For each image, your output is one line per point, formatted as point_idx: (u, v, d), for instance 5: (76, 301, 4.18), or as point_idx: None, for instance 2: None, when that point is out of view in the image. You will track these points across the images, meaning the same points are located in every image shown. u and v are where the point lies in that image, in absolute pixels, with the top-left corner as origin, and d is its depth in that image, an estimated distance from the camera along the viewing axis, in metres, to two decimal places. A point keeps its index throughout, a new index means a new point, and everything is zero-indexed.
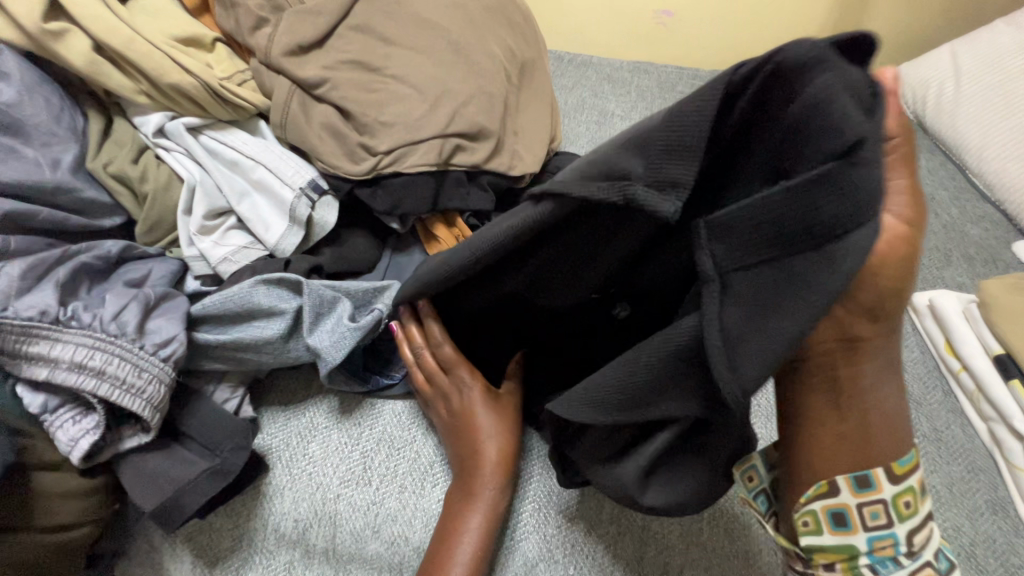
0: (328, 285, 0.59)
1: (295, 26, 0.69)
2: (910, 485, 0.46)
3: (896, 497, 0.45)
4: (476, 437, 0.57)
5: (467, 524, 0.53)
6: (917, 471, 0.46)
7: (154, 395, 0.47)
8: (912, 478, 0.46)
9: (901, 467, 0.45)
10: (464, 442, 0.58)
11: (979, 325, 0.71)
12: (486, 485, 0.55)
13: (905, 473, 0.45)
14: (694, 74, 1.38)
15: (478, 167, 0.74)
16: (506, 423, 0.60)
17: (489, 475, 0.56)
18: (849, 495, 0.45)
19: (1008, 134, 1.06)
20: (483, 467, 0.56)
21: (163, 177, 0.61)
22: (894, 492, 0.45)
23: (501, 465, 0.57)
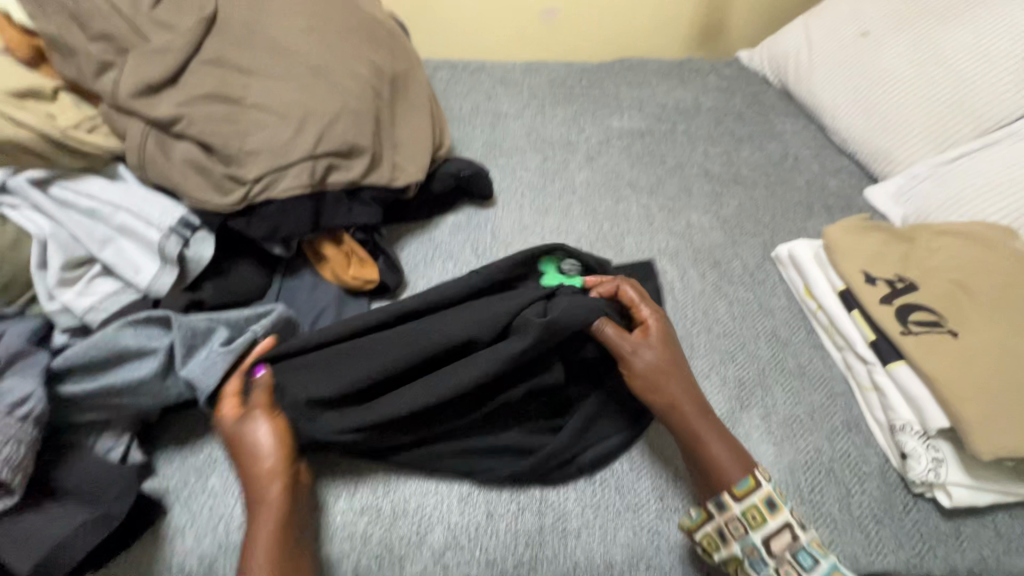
0: (204, 318, 0.61)
1: (141, 67, 0.69)
2: (753, 501, 0.55)
3: (747, 510, 0.55)
4: (245, 454, 0.55)
5: (263, 531, 0.52)
6: (759, 489, 0.56)
7: (14, 454, 0.47)
8: (754, 495, 0.55)
9: (740, 489, 0.56)
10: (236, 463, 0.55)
11: (826, 267, 0.79)
12: (269, 497, 0.53)
13: (745, 494, 0.55)
14: (581, 68, 1.45)
15: (356, 183, 0.77)
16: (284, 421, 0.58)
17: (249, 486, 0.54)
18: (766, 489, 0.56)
19: (853, 92, 1.17)
20: (253, 483, 0.53)
21: (10, 234, 0.59)
22: (741, 512, 0.55)
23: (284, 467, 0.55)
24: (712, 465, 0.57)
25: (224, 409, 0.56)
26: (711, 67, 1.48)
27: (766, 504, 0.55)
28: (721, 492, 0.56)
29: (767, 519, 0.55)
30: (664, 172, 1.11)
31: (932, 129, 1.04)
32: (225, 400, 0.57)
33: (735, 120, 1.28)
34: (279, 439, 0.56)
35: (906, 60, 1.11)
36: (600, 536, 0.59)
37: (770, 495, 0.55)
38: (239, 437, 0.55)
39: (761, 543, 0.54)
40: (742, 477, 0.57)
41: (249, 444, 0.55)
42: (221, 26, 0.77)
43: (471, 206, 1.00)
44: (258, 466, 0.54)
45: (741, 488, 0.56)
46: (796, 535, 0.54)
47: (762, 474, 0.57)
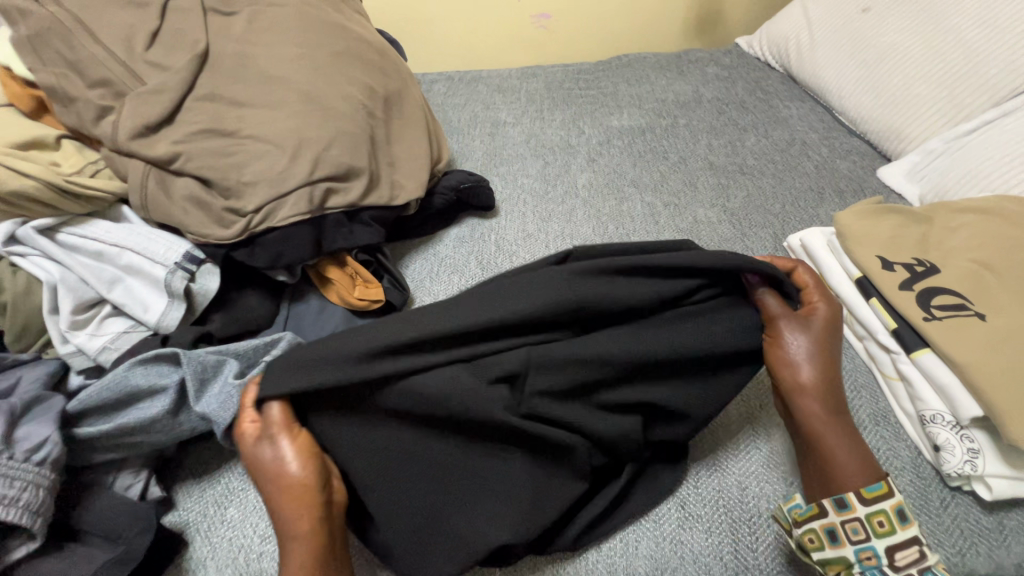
0: (212, 352, 0.62)
1: (138, 108, 0.70)
2: (884, 507, 0.51)
3: (875, 515, 0.51)
4: (271, 481, 0.51)
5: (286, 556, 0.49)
6: (892, 496, 0.52)
7: (32, 500, 0.47)
8: (885, 501, 0.52)
9: (870, 492, 0.52)
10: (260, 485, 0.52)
11: (840, 254, 0.76)
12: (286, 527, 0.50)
13: (875, 497, 0.52)
14: (578, 69, 1.44)
15: (356, 205, 0.77)
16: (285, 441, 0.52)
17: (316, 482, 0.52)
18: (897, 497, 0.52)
19: (857, 70, 1.13)
20: (274, 500, 0.51)
21: (22, 282, 0.62)
22: (869, 514, 0.52)
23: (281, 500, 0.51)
24: (841, 468, 0.54)
25: (245, 420, 0.53)
26: (710, 57, 1.45)
27: (896, 514, 0.51)
28: (845, 491, 0.53)
29: (896, 530, 0.51)
30: (667, 168, 1.09)
31: (944, 102, 0.98)
32: (247, 424, 0.53)
33: (738, 109, 1.25)
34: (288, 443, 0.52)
35: (912, 33, 1.06)
36: (622, 549, 0.57)
37: (901, 505, 0.52)
38: (273, 453, 0.52)
39: (883, 552, 0.51)
40: (871, 482, 0.53)
41: (274, 465, 0.51)
42: (214, 62, 0.78)
43: (474, 217, 0.99)
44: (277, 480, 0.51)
45: (871, 491, 0.52)
46: (920, 552, 0.50)
47: (894, 481, 0.53)
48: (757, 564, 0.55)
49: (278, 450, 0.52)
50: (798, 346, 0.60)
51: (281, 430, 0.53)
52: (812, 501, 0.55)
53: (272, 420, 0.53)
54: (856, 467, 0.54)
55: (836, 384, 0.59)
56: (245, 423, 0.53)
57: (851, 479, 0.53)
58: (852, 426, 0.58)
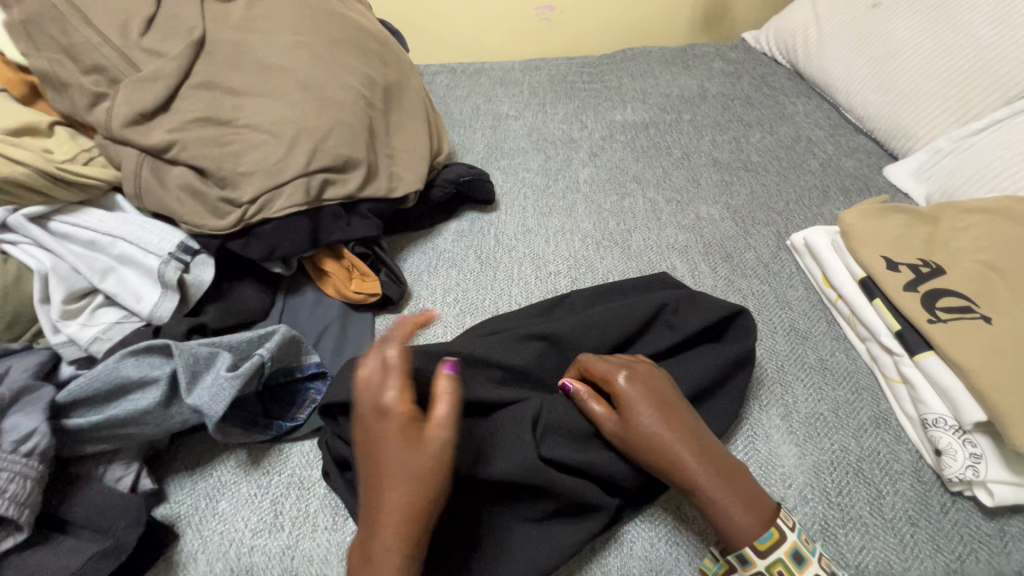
0: (205, 344, 0.61)
1: (132, 95, 0.69)
2: (779, 556, 0.48)
3: (774, 565, 0.48)
4: (405, 479, 0.42)
5: None
6: (784, 541, 0.48)
7: (19, 491, 0.47)
8: (779, 550, 0.48)
9: (762, 543, 0.48)
10: (371, 475, 0.43)
11: (844, 253, 0.75)
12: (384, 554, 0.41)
13: (769, 548, 0.48)
14: (582, 62, 1.42)
15: (353, 197, 0.76)
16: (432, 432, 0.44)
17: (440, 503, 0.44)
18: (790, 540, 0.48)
19: (865, 66, 1.11)
20: (387, 500, 0.42)
21: (12, 271, 0.61)
22: (767, 567, 0.48)
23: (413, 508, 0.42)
24: (730, 523, 0.49)
25: (388, 397, 0.44)
26: (716, 52, 1.43)
27: (792, 558, 0.48)
28: (743, 547, 0.48)
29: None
30: (670, 163, 1.07)
31: (954, 99, 0.96)
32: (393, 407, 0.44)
33: (743, 105, 1.23)
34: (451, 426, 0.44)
35: (922, 29, 1.04)
36: (615, 551, 0.56)
37: (795, 547, 0.48)
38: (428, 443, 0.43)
39: None
40: (763, 530, 0.48)
41: (414, 462, 0.43)
42: (210, 50, 0.77)
43: (473, 211, 0.98)
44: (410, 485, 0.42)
45: (763, 541, 0.48)
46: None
47: (786, 520, 0.49)
48: None
49: (444, 433, 0.44)
50: (646, 420, 0.53)
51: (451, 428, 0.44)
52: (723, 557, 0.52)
53: (389, 405, 0.44)
54: (744, 520, 0.48)
55: (701, 445, 0.52)
56: (391, 389, 0.44)
57: (737, 539, 0.48)
58: (722, 467, 0.51)
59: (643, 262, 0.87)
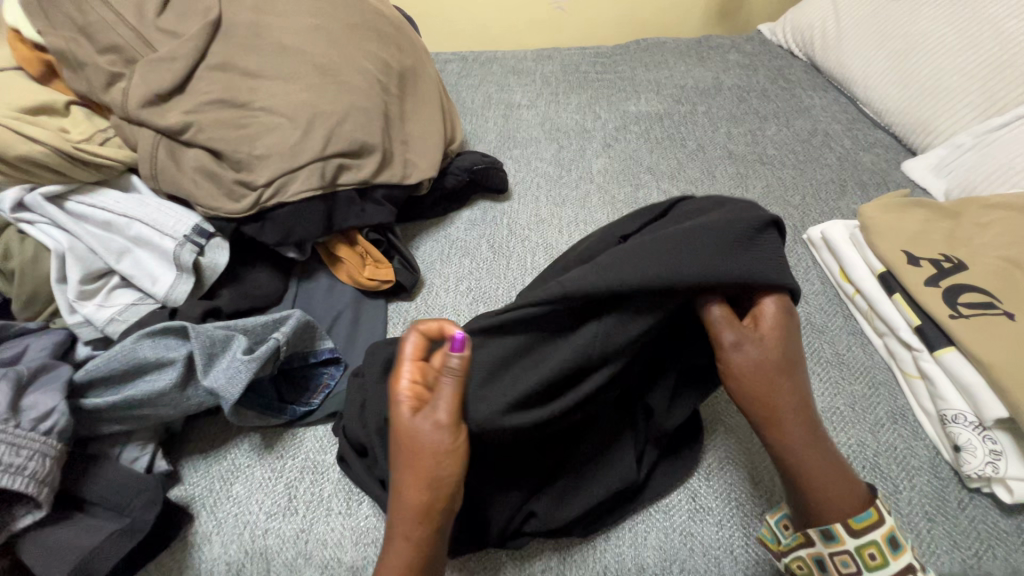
0: (222, 327, 0.61)
1: (148, 76, 0.69)
2: (873, 537, 0.47)
3: (865, 547, 0.47)
4: (417, 469, 0.47)
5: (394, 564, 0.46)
6: (881, 524, 0.47)
7: (38, 469, 0.47)
8: (875, 531, 0.47)
9: (858, 522, 0.47)
10: (402, 470, 0.47)
11: (863, 248, 0.74)
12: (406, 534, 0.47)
13: (864, 528, 0.47)
14: (595, 53, 1.41)
15: (368, 182, 0.75)
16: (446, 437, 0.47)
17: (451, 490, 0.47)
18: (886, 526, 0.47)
19: (885, 59, 1.09)
20: (409, 495, 0.47)
21: (29, 250, 0.61)
22: (856, 546, 0.47)
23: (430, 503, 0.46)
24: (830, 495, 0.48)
25: (401, 385, 0.48)
26: (732, 44, 1.42)
27: (887, 543, 0.47)
28: (832, 523, 0.48)
29: (891, 560, 0.47)
30: (685, 155, 1.06)
31: (976, 93, 0.95)
32: (403, 394, 0.48)
33: (759, 98, 1.21)
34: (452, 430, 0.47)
35: (945, 22, 1.02)
36: (629, 539, 0.56)
37: (892, 531, 0.47)
38: (430, 434, 0.47)
39: None
40: (859, 511, 0.48)
41: (426, 450, 0.47)
42: (226, 31, 0.76)
43: (486, 200, 0.97)
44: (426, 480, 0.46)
45: (860, 521, 0.47)
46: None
47: (882, 506, 0.49)
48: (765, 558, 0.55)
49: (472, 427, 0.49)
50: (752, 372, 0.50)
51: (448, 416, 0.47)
52: (795, 528, 0.51)
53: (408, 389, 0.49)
54: (842, 494, 0.48)
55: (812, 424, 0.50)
56: (404, 379, 0.49)
57: (827, 516, 0.48)
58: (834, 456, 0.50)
59: None
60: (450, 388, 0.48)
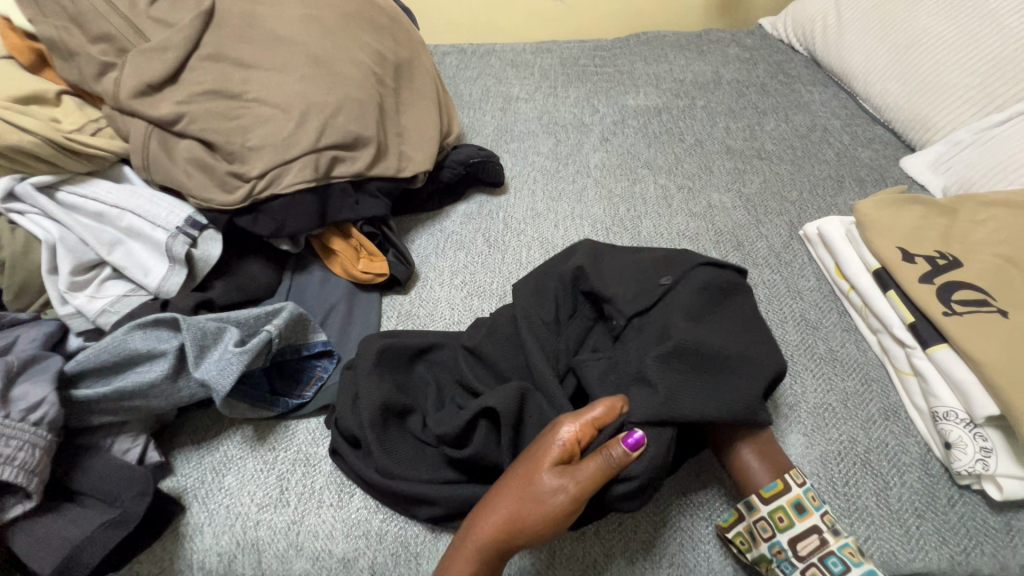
0: (214, 318, 0.61)
1: (140, 66, 0.68)
2: (780, 503, 0.53)
3: (775, 512, 0.53)
4: (524, 503, 0.49)
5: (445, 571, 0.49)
6: (787, 492, 0.53)
7: (28, 459, 0.47)
8: (782, 498, 0.53)
9: (767, 491, 0.53)
10: (512, 494, 0.50)
11: (859, 244, 0.74)
12: (470, 546, 0.49)
13: (771, 496, 0.53)
14: (595, 46, 1.40)
15: (362, 175, 0.75)
16: (563, 497, 0.49)
17: (529, 538, 0.49)
18: (795, 489, 0.53)
19: (886, 54, 1.08)
20: (493, 517, 0.50)
21: (20, 240, 0.61)
22: (769, 512, 0.53)
23: (507, 531, 0.49)
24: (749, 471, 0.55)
25: (563, 434, 0.51)
26: (732, 38, 1.40)
27: (794, 508, 0.53)
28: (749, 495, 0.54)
29: (795, 521, 0.52)
30: (683, 150, 1.05)
31: (977, 88, 0.94)
32: (559, 443, 0.51)
33: (758, 92, 1.21)
34: (576, 496, 0.49)
35: (946, 18, 1.01)
36: (620, 533, 0.56)
37: (799, 498, 0.53)
38: (555, 488, 0.49)
39: (789, 544, 0.52)
40: (769, 481, 0.54)
41: (539, 497, 0.49)
42: (219, 21, 0.76)
43: (481, 193, 0.97)
44: (516, 507, 0.49)
45: (768, 489, 0.53)
46: (825, 539, 0.51)
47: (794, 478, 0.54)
48: None
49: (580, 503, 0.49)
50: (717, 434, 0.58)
51: (579, 485, 0.49)
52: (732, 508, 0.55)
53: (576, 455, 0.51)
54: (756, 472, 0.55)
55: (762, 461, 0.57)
56: (570, 429, 0.51)
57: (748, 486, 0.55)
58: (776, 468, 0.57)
59: (653, 249, 0.86)
60: (598, 467, 0.50)
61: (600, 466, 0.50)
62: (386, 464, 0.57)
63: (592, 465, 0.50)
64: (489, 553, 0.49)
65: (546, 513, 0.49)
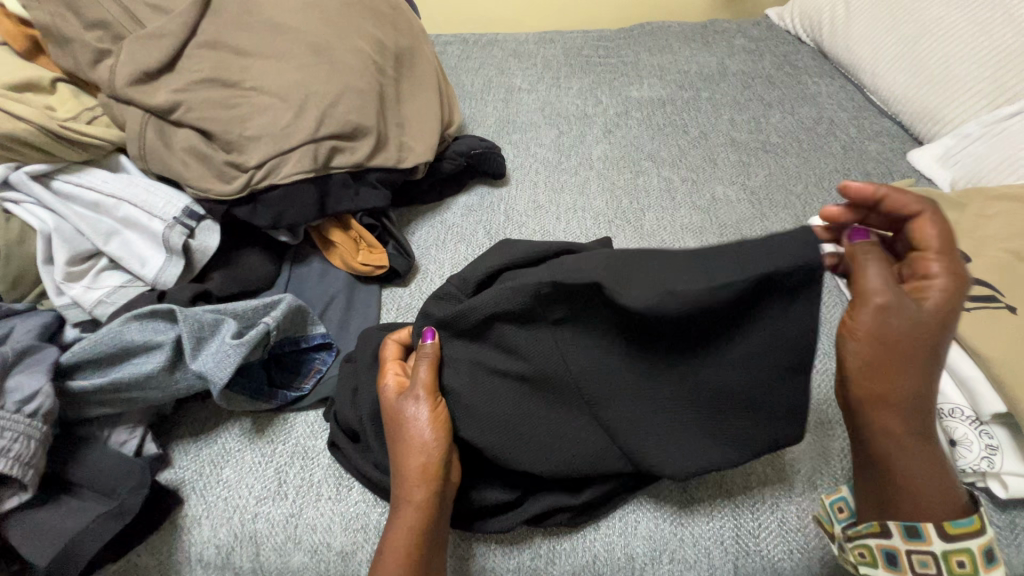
0: (211, 310, 0.60)
1: (137, 53, 0.67)
2: (967, 546, 0.47)
3: (955, 552, 0.47)
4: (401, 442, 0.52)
5: (394, 528, 0.49)
6: (981, 534, 0.47)
7: (23, 451, 0.47)
8: (971, 540, 0.47)
9: (955, 527, 0.47)
10: (395, 444, 0.53)
11: None
12: (404, 493, 0.50)
13: (959, 534, 0.47)
14: (598, 36, 1.38)
15: (362, 165, 0.74)
16: (421, 406, 0.52)
17: (438, 454, 0.51)
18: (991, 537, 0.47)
19: (895, 45, 1.06)
20: (399, 463, 0.51)
21: (15, 230, 0.60)
22: (944, 547, 0.47)
23: (411, 465, 0.50)
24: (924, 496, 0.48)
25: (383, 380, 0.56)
26: (738, 29, 1.38)
27: (981, 556, 0.47)
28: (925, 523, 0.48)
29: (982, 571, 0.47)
30: (687, 142, 1.04)
31: (987, 81, 0.92)
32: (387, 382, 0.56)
33: (764, 84, 1.19)
34: (426, 395, 0.53)
35: (956, 8, 0.99)
36: (618, 529, 0.56)
37: (990, 545, 0.47)
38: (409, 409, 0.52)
39: None
40: (961, 516, 0.48)
41: (406, 426, 0.52)
42: (216, 7, 0.74)
43: (483, 185, 0.96)
44: (404, 441, 0.51)
45: (957, 527, 0.47)
46: None
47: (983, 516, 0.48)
48: (759, 551, 0.54)
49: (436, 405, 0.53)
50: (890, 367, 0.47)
51: (427, 395, 0.53)
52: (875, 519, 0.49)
53: (420, 380, 0.53)
54: (940, 502, 0.48)
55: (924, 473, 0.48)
56: (389, 374, 0.57)
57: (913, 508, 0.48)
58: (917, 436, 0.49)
59: (656, 242, 0.85)
60: (422, 373, 0.54)
61: (427, 368, 0.54)
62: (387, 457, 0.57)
63: (421, 370, 0.54)
64: (425, 494, 0.50)
65: (421, 427, 0.51)
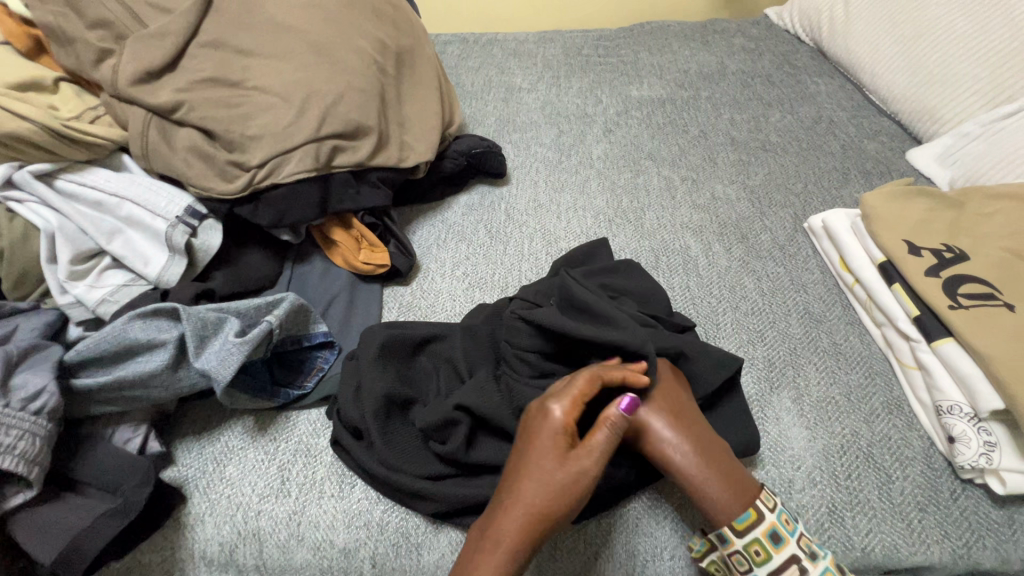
0: (214, 308, 0.60)
1: (139, 53, 0.68)
2: (755, 535, 0.49)
3: (750, 545, 0.49)
4: (539, 479, 0.48)
5: None
6: (760, 521, 0.49)
7: (28, 448, 0.47)
8: (755, 529, 0.49)
9: (739, 522, 0.49)
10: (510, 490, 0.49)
11: (865, 237, 0.73)
12: (496, 550, 0.46)
13: (745, 528, 0.49)
14: (598, 36, 1.38)
15: (364, 164, 0.74)
16: (573, 479, 0.48)
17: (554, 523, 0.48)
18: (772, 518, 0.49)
19: (893, 45, 1.07)
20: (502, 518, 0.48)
21: (19, 229, 0.61)
22: (744, 546, 0.49)
23: (523, 526, 0.47)
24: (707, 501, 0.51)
25: (556, 415, 0.50)
26: (738, 28, 1.39)
27: (767, 536, 0.49)
28: (720, 525, 0.50)
29: (771, 554, 0.49)
30: (686, 141, 1.04)
31: (985, 80, 0.93)
32: (560, 429, 0.50)
33: (763, 83, 1.19)
34: (598, 469, 0.49)
35: (955, 8, 1.00)
36: (620, 525, 0.56)
37: (772, 527, 0.49)
38: (575, 475, 0.48)
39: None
40: (741, 510, 0.50)
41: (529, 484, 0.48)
42: (218, 7, 0.75)
43: (483, 184, 0.96)
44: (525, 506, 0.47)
45: (738, 521, 0.49)
46: (802, 570, 0.48)
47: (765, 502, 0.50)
48: None
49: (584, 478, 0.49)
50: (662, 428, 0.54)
51: (589, 458, 0.49)
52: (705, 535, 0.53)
53: (596, 446, 0.49)
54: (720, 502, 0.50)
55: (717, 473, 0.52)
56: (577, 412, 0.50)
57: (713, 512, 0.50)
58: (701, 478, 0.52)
59: (657, 241, 0.85)
60: (604, 441, 0.50)
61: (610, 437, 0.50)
62: (390, 453, 0.57)
63: (601, 437, 0.50)
64: (518, 553, 0.47)
65: (564, 496, 0.48)
